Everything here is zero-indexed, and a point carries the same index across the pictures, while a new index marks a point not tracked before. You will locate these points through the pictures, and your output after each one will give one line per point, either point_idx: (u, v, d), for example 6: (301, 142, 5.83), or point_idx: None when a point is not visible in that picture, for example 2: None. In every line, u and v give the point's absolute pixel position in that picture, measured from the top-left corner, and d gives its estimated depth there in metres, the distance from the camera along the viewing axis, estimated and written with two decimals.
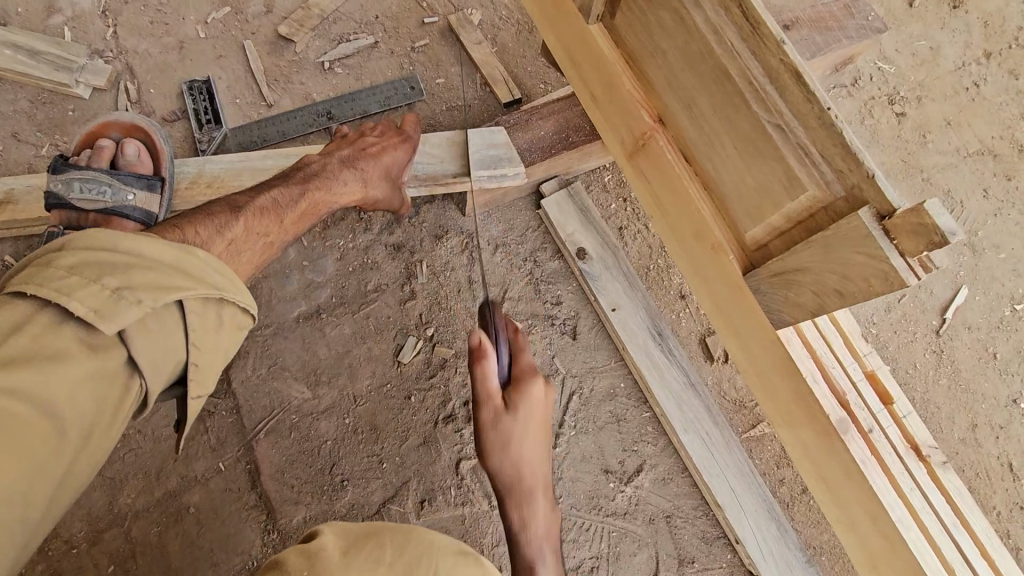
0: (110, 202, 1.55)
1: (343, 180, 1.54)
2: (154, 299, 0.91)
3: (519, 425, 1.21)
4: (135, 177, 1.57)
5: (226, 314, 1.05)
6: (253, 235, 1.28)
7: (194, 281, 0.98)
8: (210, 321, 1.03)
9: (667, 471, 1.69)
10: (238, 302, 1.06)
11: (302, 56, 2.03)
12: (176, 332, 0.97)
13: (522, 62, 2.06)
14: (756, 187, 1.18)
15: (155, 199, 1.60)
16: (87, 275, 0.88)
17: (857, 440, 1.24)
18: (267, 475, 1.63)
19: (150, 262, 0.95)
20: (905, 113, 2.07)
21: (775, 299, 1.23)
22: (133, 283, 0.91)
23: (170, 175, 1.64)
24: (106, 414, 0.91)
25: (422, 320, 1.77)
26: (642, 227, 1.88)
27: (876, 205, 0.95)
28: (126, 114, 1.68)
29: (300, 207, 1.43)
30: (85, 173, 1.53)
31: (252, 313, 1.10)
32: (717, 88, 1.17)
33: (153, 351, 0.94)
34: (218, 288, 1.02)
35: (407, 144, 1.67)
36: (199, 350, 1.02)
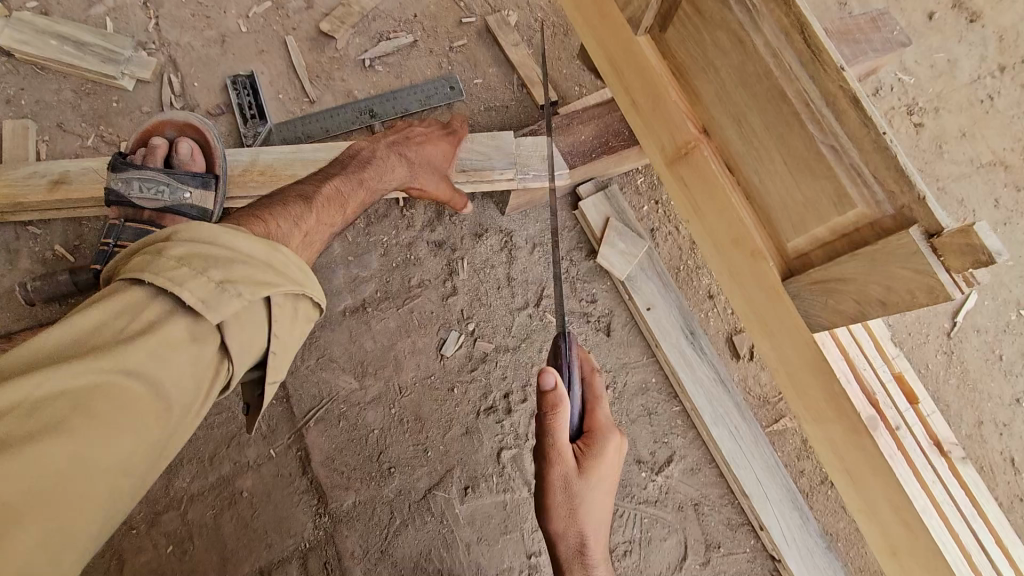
0: (168, 201, 1.61)
1: (392, 169, 1.62)
2: (251, 292, 0.95)
3: (588, 490, 1.21)
4: (190, 175, 1.62)
5: (303, 306, 1.08)
6: (322, 224, 1.36)
7: (279, 276, 1.01)
8: (289, 313, 1.04)
9: (695, 462, 1.80)
10: (313, 297, 1.08)
11: (342, 52, 2.07)
12: (262, 320, 0.99)
13: (559, 64, 2.11)
14: (803, 201, 1.27)
15: (209, 197, 1.64)
16: (196, 266, 0.92)
17: (885, 436, 1.33)
18: (317, 461, 1.71)
19: (247, 258, 0.98)
20: (923, 123, 2.17)
21: (814, 303, 1.32)
22: (234, 277, 0.94)
23: (224, 171, 1.67)
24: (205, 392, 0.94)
25: (464, 316, 1.85)
26: (673, 228, 1.96)
27: (926, 224, 1.04)
28: (178, 112, 1.70)
29: (357, 195, 1.51)
30: (143, 173, 1.59)
31: (321, 308, 1.12)
32: (770, 107, 1.25)
33: (243, 338, 0.97)
34: (299, 284, 1.05)
35: (450, 139, 1.74)
36: (278, 339, 1.03)
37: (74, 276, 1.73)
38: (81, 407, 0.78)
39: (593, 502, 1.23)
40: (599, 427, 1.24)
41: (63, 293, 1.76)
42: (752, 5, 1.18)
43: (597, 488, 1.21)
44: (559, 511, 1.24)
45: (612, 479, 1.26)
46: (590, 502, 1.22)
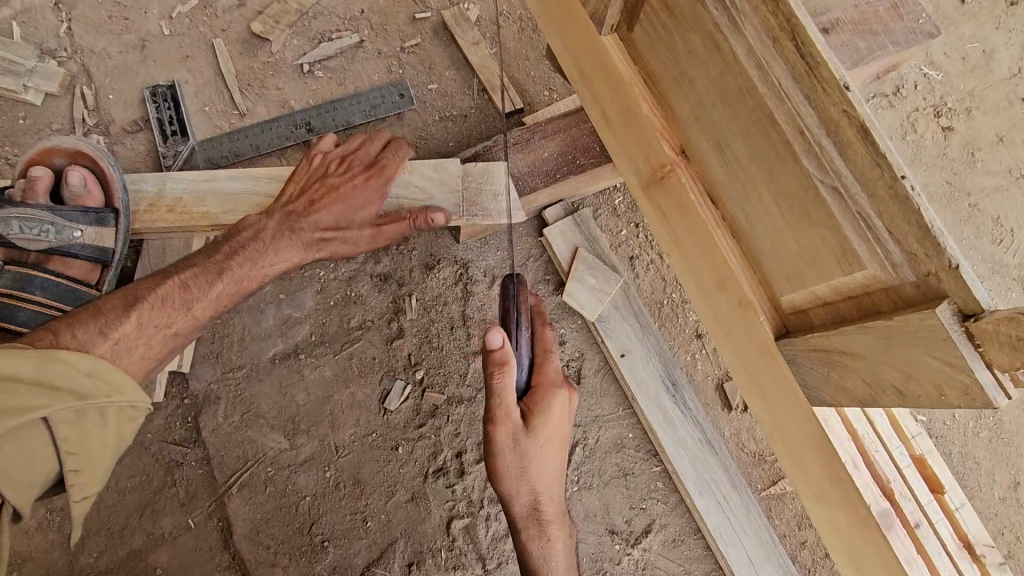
0: (54, 241, 1.39)
1: (279, 251, 1.39)
2: (0, 425, 0.84)
3: (538, 446, 1.10)
4: (82, 212, 1.40)
5: (108, 414, 0.96)
6: (148, 328, 1.17)
7: (53, 396, 0.90)
8: (90, 426, 0.94)
9: (677, 533, 1.55)
10: (119, 401, 0.97)
11: (278, 56, 1.81)
12: (40, 445, 0.89)
13: (525, 65, 1.84)
14: (800, 251, 1.00)
15: (106, 234, 1.42)
16: None
17: (902, 538, 1.07)
18: (240, 533, 1.50)
19: (5, 383, 0.86)
20: (953, 126, 1.85)
21: (813, 376, 1.05)
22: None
23: (125, 205, 1.43)
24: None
25: (412, 362, 1.61)
26: (656, 256, 1.69)
27: (958, 299, 0.76)
28: (67, 137, 1.48)
29: (218, 288, 1.30)
30: (22, 211, 1.35)
31: (144, 407, 1.02)
32: (758, 132, 0.97)
33: (17, 469, 0.87)
34: (83, 395, 0.94)
35: (368, 186, 1.43)
36: (75, 456, 0.93)
37: None
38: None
39: (544, 459, 1.13)
40: (546, 381, 1.09)
41: None
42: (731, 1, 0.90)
43: (546, 443, 1.09)
44: (510, 473, 1.13)
45: (562, 432, 1.14)
46: (541, 461, 1.12)
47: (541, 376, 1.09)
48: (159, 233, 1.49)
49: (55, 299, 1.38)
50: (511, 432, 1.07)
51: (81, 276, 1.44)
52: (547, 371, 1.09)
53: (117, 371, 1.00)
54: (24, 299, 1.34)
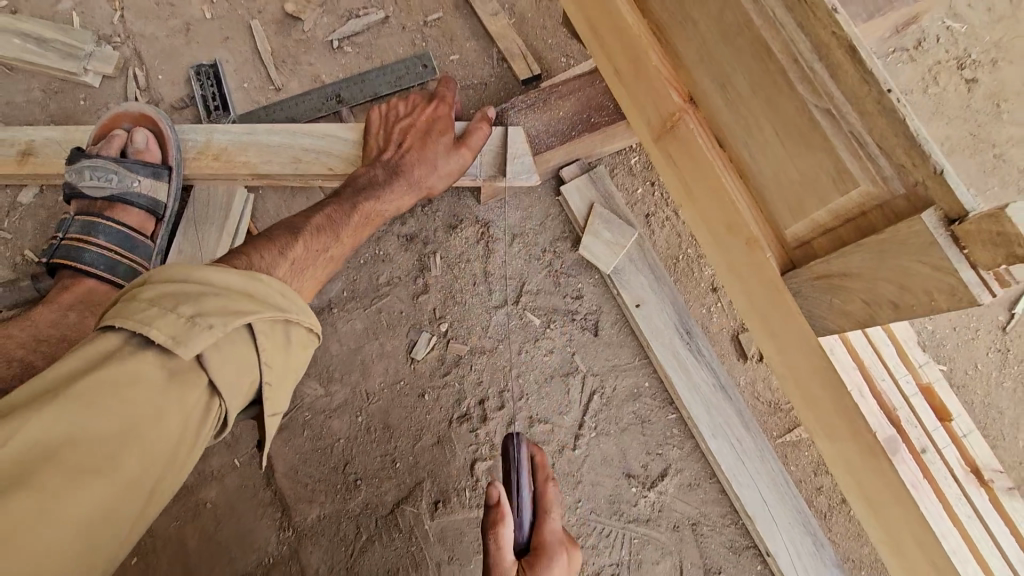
0: (116, 189, 1.55)
1: (390, 191, 1.49)
2: (223, 322, 0.91)
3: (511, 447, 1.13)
4: (141, 165, 1.56)
5: (294, 333, 1.03)
6: (311, 251, 1.29)
7: (256, 303, 0.97)
8: (280, 341, 1.01)
9: (693, 477, 1.60)
10: (303, 322, 1.04)
11: (310, 34, 1.93)
12: (248, 354, 0.96)
13: (543, 33, 1.91)
14: (799, 178, 1.03)
15: (161, 187, 1.59)
16: (166, 304, 0.89)
17: (907, 461, 1.10)
18: (281, 472, 1.61)
19: (220, 291, 0.95)
20: (976, 79, 1.86)
21: (817, 304, 1.08)
22: (204, 309, 0.90)
23: (178, 160, 1.61)
24: (193, 435, 0.91)
25: (436, 315, 1.70)
26: (672, 214, 1.74)
27: (944, 206, 0.80)
28: (134, 104, 1.64)
29: (353, 220, 1.42)
30: (94, 161, 1.52)
31: (317, 330, 1.08)
32: (756, 65, 1.02)
33: (231, 375, 0.94)
34: (282, 310, 1.01)
35: (433, 137, 1.53)
36: (271, 370, 1.00)
37: (36, 282, 1.65)
38: (51, 459, 0.76)
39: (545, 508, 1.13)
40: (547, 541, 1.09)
41: (26, 300, 1.69)
42: None
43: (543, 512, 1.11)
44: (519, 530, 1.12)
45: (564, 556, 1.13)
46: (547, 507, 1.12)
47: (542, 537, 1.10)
48: (206, 179, 1.66)
49: (115, 243, 1.54)
50: (499, 501, 1.07)
51: (139, 225, 1.60)
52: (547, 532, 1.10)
53: (297, 296, 1.07)
54: (90, 242, 1.52)
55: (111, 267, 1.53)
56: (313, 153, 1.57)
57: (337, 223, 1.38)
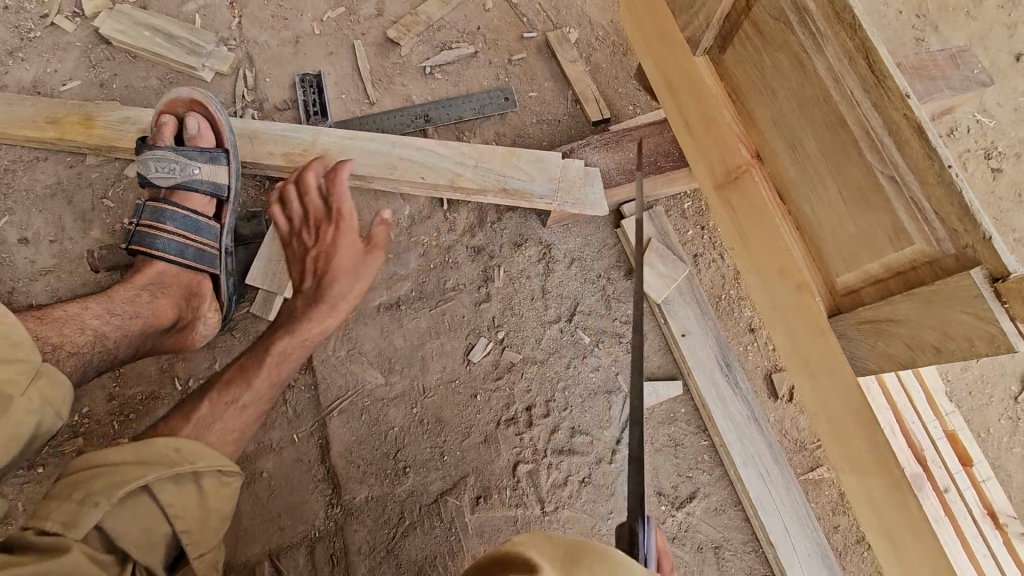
0: (179, 178, 1.71)
1: (339, 287, 1.63)
2: (108, 494, 1.00)
3: None
4: (198, 151, 1.72)
5: (203, 479, 1.14)
6: (221, 407, 1.36)
7: (151, 466, 1.08)
8: (175, 479, 1.10)
9: (719, 502, 1.70)
10: (200, 466, 1.13)
11: (406, 58, 2.14)
12: (152, 508, 1.07)
13: (615, 83, 2.12)
14: (856, 234, 1.21)
15: (219, 170, 1.75)
16: (75, 495, 1.01)
17: (931, 497, 1.24)
18: (336, 452, 1.72)
19: (112, 467, 1.06)
20: (1001, 169, 2.06)
21: (859, 347, 1.24)
22: (94, 488, 1.01)
23: (231, 145, 1.77)
24: (193, 487, 1.12)
25: (495, 323, 1.84)
26: (718, 256, 1.90)
27: (990, 266, 0.95)
28: (183, 87, 1.76)
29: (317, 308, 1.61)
30: (156, 154, 1.69)
31: (228, 467, 1.17)
32: (828, 134, 1.19)
33: (134, 517, 1.04)
34: (173, 464, 1.10)
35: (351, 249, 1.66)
36: (181, 517, 1.09)
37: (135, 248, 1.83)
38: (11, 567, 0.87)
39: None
40: None
41: (122, 263, 1.86)
42: (817, 26, 1.13)
43: None
44: None
45: None
46: None
47: None
48: (304, 174, 1.83)
49: (183, 229, 1.71)
50: None
51: (203, 210, 1.77)
52: None
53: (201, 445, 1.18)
54: (161, 230, 1.69)
55: (182, 251, 1.70)
56: (408, 162, 1.76)
57: (251, 375, 1.45)
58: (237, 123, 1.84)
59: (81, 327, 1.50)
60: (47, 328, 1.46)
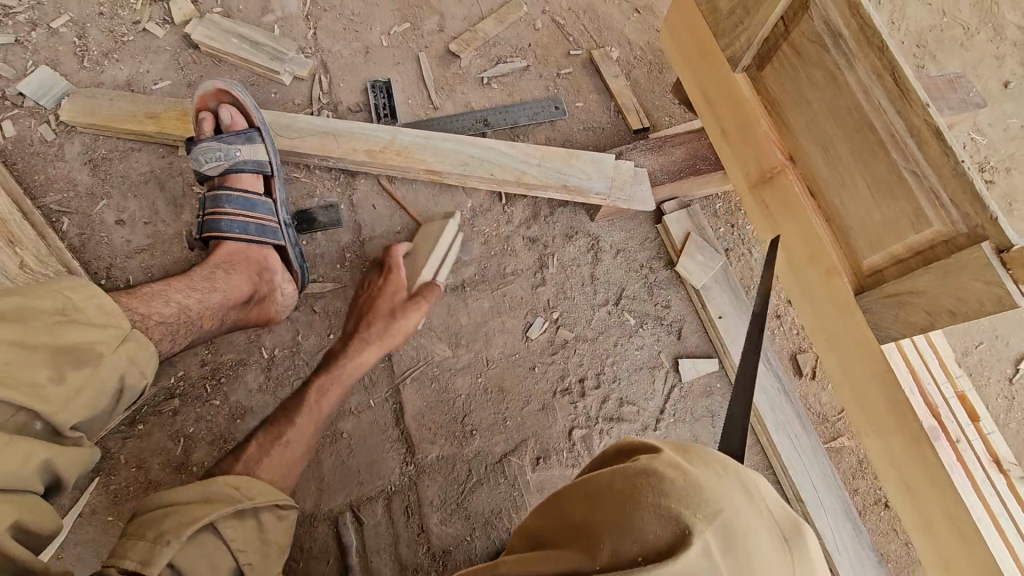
0: (227, 163, 1.92)
1: (366, 350, 1.77)
2: (178, 534, 1.15)
3: None
4: (235, 136, 1.93)
5: (261, 516, 1.31)
6: (277, 460, 1.52)
7: (219, 504, 1.25)
8: (244, 525, 1.27)
9: (752, 466, 1.90)
10: (260, 501, 1.31)
11: (465, 69, 2.38)
12: (216, 544, 1.21)
13: (652, 97, 2.38)
14: (882, 221, 1.44)
15: (256, 148, 1.96)
16: (149, 536, 1.15)
17: (945, 447, 1.46)
18: (410, 415, 1.91)
19: (175, 508, 1.22)
20: (994, 180, 2.34)
21: (884, 317, 1.47)
22: (164, 530, 1.16)
23: (262, 125, 1.99)
24: (251, 522, 1.29)
25: (549, 305, 2.05)
26: (747, 250, 2.13)
27: (996, 241, 1.19)
28: (207, 83, 1.99)
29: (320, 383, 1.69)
30: (202, 146, 1.90)
31: (282, 504, 1.35)
32: (858, 137, 1.44)
33: (201, 557, 1.18)
34: (232, 501, 1.27)
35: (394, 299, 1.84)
36: (244, 552, 1.23)
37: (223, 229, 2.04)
38: None
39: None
40: None
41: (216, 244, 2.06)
42: (850, 49, 1.38)
43: None
44: None
45: None
46: None
47: None
48: (383, 168, 2.07)
49: (240, 208, 1.90)
50: None
51: (252, 188, 1.96)
52: None
53: (249, 482, 1.35)
54: (222, 213, 1.88)
55: (245, 229, 1.90)
56: (478, 159, 2.02)
57: (294, 411, 1.61)
58: (319, 123, 2.08)
59: (167, 299, 1.62)
60: (136, 301, 1.57)
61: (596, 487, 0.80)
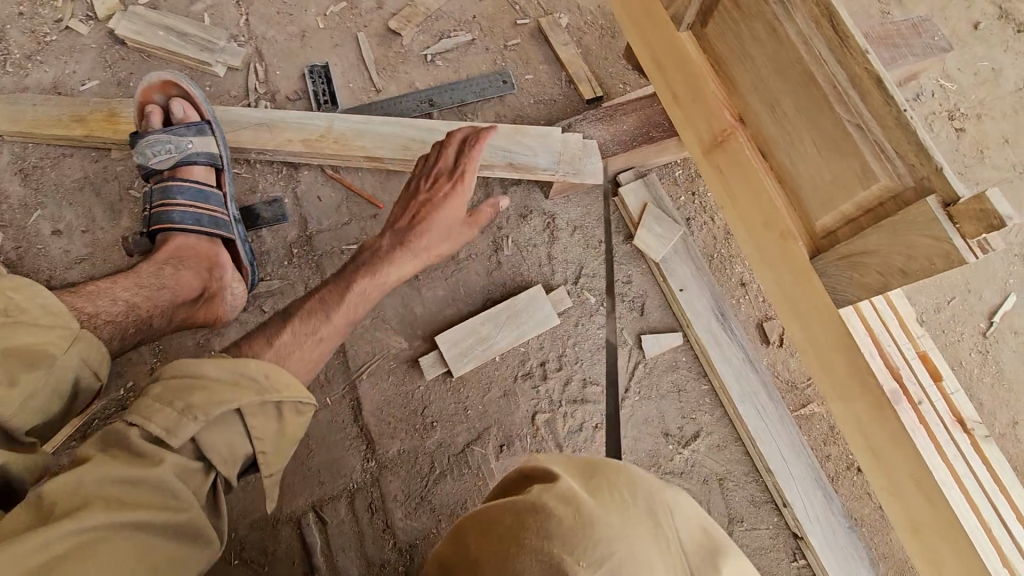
0: (177, 155, 1.85)
1: (394, 261, 1.67)
2: (205, 414, 1.04)
3: None
4: (185, 127, 1.87)
5: (283, 407, 1.15)
6: (299, 336, 1.48)
7: (243, 390, 1.09)
8: (270, 416, 1.13)
9: (721, 439, 1.87)
10: (293, 397, 1.15)
11: (407, 48, 2.27)
12: (238, 432, 1.09)
13: (605, 64, 2.27)
14: (830, 179, 1.36)
15: (208, 140, 1.90)
16: (166, 400, 1.05)
17: (907, 410, 1.42)
18: (368, 411, 1.85)
19: (210, 380, 1.08)
20: (964, 128, 2.24)
21: (841, 280, 1.40)
22: (193, 401, 1.04)
23: (212, 117, 1.93)
24: (273, 411, 1.14)
25: (507, 289, 1.98)
26: (709, 219, 2.06)
27: (943, 193, 1.12)
28: (154, 76, 1.95)
29: (347, 300, 1.60)
30: (150, 138, 1.84)
31: (309, 403, 1.19)
32: (802, 91, 1.35)
33: (221, 440, 1.07)
34: (263, 391, 1.12)
35: (453, 193, 1.67)
36: (263, 441, 1.13)
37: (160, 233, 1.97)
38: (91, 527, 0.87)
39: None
40: None
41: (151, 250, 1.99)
42: None
43: None
44: None
45: None
46: None
47: None
48: (322, 158, 1.99)
49: (193, 200, 1.83)
50: None
51: (206, 181, 1.89)
52: None
53: (289, 376, 1.18)
54: (174, 205, 1.81)
55: (198, 220, 1.82)
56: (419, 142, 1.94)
57: (329, 309, 1.56)
58: (256, 115, 1.99)
59: (114, 299, 1.62)
60: (82, 301, 1.59)
61: (488, 520, 0.81)
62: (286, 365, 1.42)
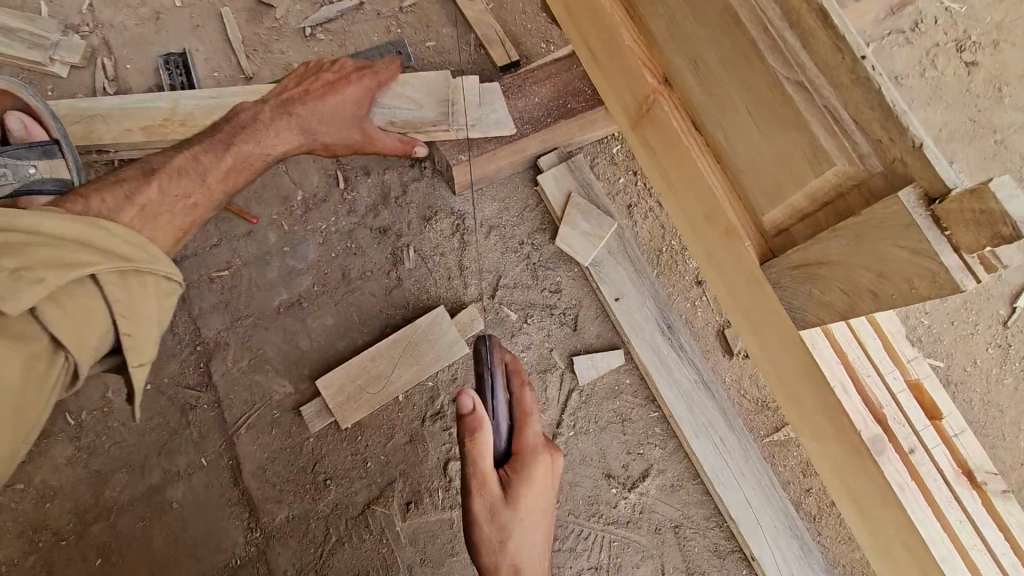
0: (14, 183, 1.47)
1: (279, 132, 1.43)
2: (56, 275, 0.95)
3: (520, 511, 1.10)
4: (26, 148, 1.49)
5: (146, 282, 1.10)
6: (169, 196, 1.25)
7: (96, 256, 1.02)
8: (132, 288, 1.07)
9: (675, 477, 1.54)
10: (152, 270, 1.10)
11: (282, 21, 1.88)
12: (94, 301, 1.02)
13: (522, 19, 1.85)
14: (774, 161, 0.90)
15: (58, 164, 1.51)
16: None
17: (894, 462, 1.03)
18: (249, 472, 1.56)
19: (54, 239, 0.99)
20: (977, 62, 1.79)
21: (798, 295, 0.95)
22: (32, 263, 0.94)
23: (62, 134, 1.53)
24: (131, 285, 1.07)
25: (409, 311, 1.64)
26: (656, 204, 1.66)
27: (925, 182, 0.73)
28: None
29: (225, 162, 1.36)
30: None
31: (173, 278, 1.15)
32: (723, 34, 0.90)
33: (76, 320, 1.00)
34: (125, 258, 1.07)
35: (366, 80, 1.46)
36: (125, 320, 1.06)
37: None
38: None
39: (524, 538, 1.13)
40: (527, 446, 1.11)
41: None
42: None
43: (523, 516, 1.10)
44: (489, 547, 1.12)
45: (545, 506, 1.15)
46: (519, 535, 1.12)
47: (522, 443, 1.11)
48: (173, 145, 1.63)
49: None
50: (487, 501, 1.09)
51: None
52: (527, 436, 1.12)
53: (145, 244, 1.12)
54: None
55: None
56: None
57: (205, 164, 1.32)
58: (85, 104, 1.60)
59: None
60: None
61: None
62: (147, 231, 1.21)
